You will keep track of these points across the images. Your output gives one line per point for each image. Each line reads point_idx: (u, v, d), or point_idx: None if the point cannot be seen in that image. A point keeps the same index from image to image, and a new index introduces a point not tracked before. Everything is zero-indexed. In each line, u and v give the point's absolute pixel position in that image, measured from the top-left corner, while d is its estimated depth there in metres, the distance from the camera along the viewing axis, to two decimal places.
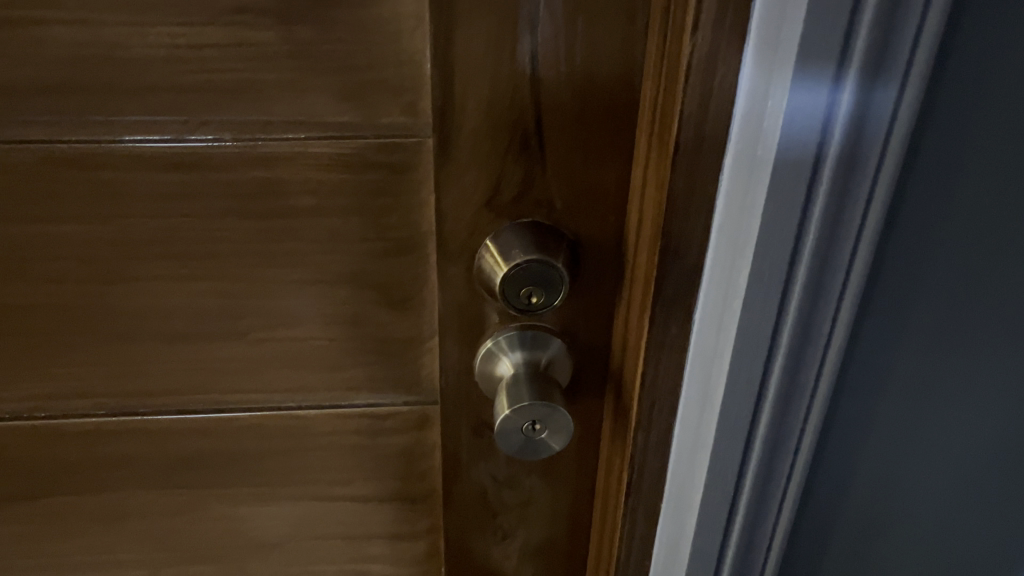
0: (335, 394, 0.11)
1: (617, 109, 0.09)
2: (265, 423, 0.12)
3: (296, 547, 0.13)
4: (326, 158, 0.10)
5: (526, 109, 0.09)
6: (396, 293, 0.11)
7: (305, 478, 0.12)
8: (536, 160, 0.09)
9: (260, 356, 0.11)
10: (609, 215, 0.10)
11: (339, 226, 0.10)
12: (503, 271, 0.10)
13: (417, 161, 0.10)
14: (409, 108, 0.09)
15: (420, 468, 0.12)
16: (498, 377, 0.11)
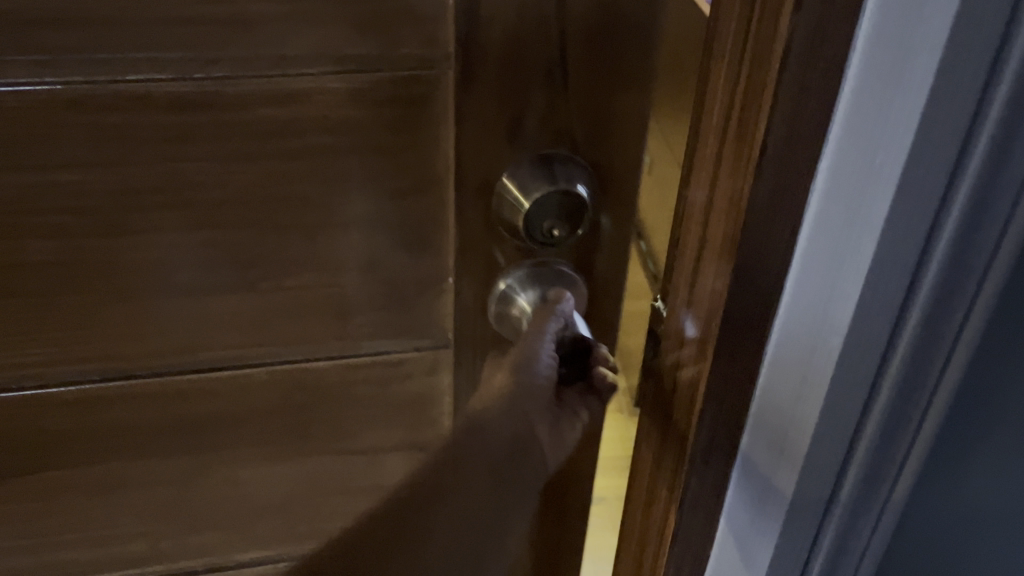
0: (350, 345, 0.11)
1: (647, 36, 0.09)
2: (273, 380, 0.12)
3: (299, 508, 0.13)
4: (341, 93, 0.09)
5: (554, 41, 0.09)
6: (415, 237, 0.10)
7: (315, 439, 0.12)
8: (558, 90, 0.09)
9: (276, 308, 0.11)
10: (635, 145, 0.10)
11: (352, 166, 0.10)
12: (532, 204, 0.10)
13: (436, 95, 0.09)
14: (431, 39, 0.09)
15: (428, 418, 0.12)
16: (512, 319, 0.11)
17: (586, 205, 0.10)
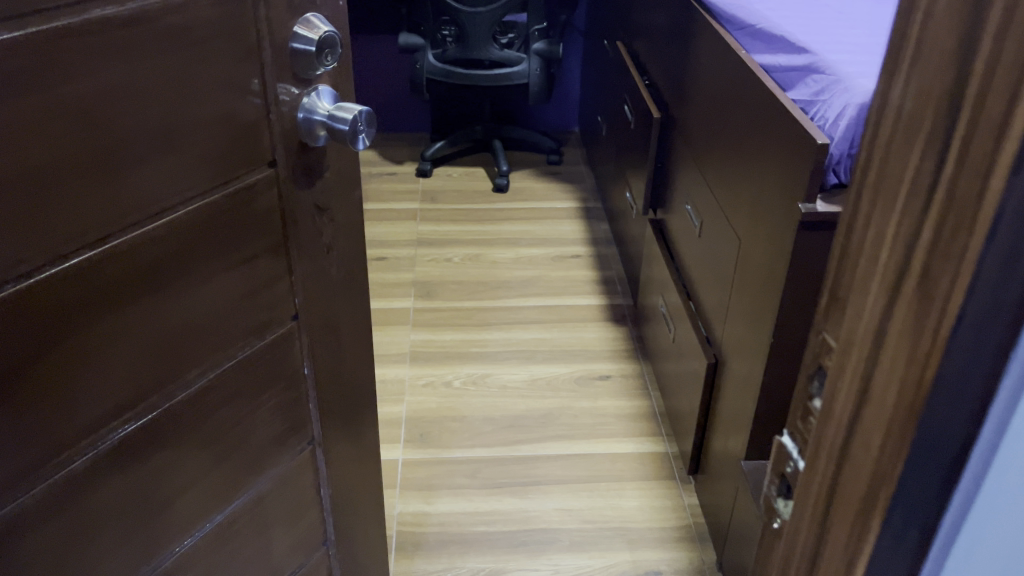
0: (206, 41, 0.58)
1: (270, 25, 0.63)
2: (184, 43, 0.57)
3: (195, 102, 0.59)
4: (206, 14, 0.58)
5: (263, 36, 0.63)
6: (224, 49, 0.60)
7: (198, 69, 0.58)
8: (266, 67, 0.64)
9: (197, 42, 0.58)
10: (282, 70, 0.65)
11: (204, 19, 0.58)
12: (313, 49, 0.66)
13: (239, 25, 0.60)
14: (234, 17, 0.60)
15: (227, 82, 0.61)
16: (308, 65, 0.67)
17: (315, 43, 0.66)
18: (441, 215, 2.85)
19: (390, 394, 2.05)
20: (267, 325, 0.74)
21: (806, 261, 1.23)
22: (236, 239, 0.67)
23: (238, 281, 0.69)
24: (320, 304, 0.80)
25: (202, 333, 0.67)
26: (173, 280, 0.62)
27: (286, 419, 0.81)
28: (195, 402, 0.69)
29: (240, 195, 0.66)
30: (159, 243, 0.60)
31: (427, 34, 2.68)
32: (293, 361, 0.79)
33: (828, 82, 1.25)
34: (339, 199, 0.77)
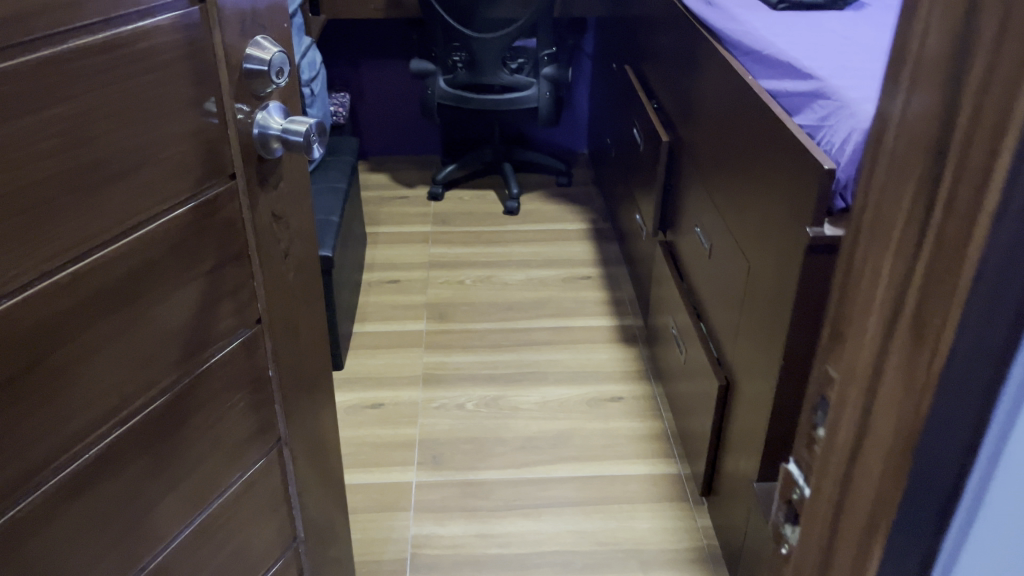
0: (170, 60, 0.63)
1: (229, 44, 0.67)
2: (150, 63, 0.61)
3: (162, 118, 0.63)
4: (171, 35, 0.62)
5: (224, 56, 0.67)
6: (187, 67, 0.64)
7: (163, 87, 0.62)
8: (227, 85, 0.68)
9: (162, 62, 0.62)
10: (240, 87, 0.70)
11: (169, 41, 0.62)
12: (265, 67, 0.70)
13: (201, 45, 0.65)
14: (196, 38, 0.64)
15: (191, 99, 0.65)
16: (261, 83, 0.71)
17: (267, 61, 0.70)
18: (452, 237, 2.88)
19: (404, 416, 2.07)
20: (236, 330, 0.77)
21: (814, 284, 1.25)
22: (204, 249, 0.71)
23: (208, 290, 0.72)
24: (283, 306, 0.84)
25: (176, 340, 0.70)
26: (150, 290, 0.66)
27: (261, 417, 0.84)
28: (175, 407, 0.72)
29: (205, 208, 0.70)
30: (135, 255, 0.64)
31: (438, 60, 2.72)
32: (262, 365, 0.83)
33: (833, 107, 1.27)
34: (293, 205, 0.82)
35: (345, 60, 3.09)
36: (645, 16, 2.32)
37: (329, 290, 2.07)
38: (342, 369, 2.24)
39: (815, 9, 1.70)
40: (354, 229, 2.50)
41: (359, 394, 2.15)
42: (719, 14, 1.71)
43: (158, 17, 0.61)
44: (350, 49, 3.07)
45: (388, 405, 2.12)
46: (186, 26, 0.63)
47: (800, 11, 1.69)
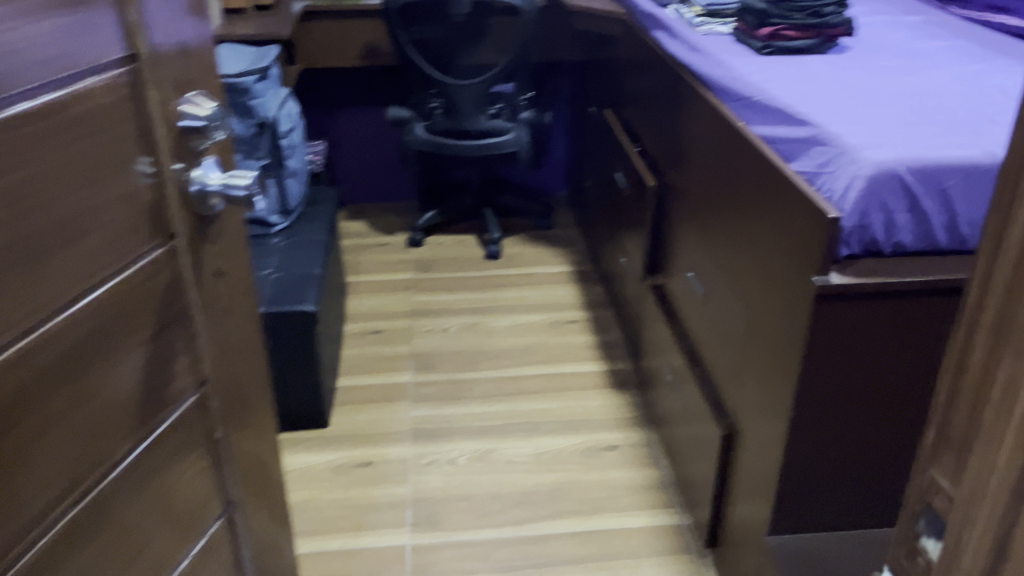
0: (116, 125, 0.69)
1: (165, 104, 0.75)
2: (98, 129, 0.67)
3: (109, 179, 0.69)
4: (115, 100, 0.69)
5: (162, 115, 0.74)
6: (129, 131, 0.71)
7: (110, 152, 0.69)
8: (163, 145, 0.75)
9: (109, 127, 0.68)
10: (176, 144, 0.77)
11: (113, 108, 0.69)
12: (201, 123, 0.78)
13: (141, 109, 0.72)
14: (136, 102, 0.71)
15: (133, 159, 0.71)
16: (197, 137, 0.79)
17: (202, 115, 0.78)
18: (434, 283, 2.82)
19: (395, 476, 1.98)
20: (181, 390, 0.84)
21: (822, 331, 1.21)
22: (150, 313, 0.77)
23: (155, 348, 0.79)
24: (225, 361, 0.92)
25: (129, 402, 0.76)
26: (106, 352, 0.72)
27: (206, 481, 0.91)
28: (136, 464, 0.78)
29: (147, 271, 0.76)
30: (93, 318, 0.70)
31: (415, 107, 2.68)
32: (203, 427, 0.89)
33: (832, 154, 1.25)
34: (231, 262, 0.91)
35: (321, 108, 3.06)
36: (625, 58, 2.28)
37: (312, 349, 1.94)
38: (327, 426, 2.12)
39: (801, 53, 1.68)
40: (336, 280, 2.41)
41: (348, 452, 2.04)
42: (705, 59, 1.71)
43: (103, 81, 0.67)
44: (324, 97, 3.03)
45: (377, 463, 2.01)
46: (127, 90, 0.70)
47: (786, 55, 1.67)
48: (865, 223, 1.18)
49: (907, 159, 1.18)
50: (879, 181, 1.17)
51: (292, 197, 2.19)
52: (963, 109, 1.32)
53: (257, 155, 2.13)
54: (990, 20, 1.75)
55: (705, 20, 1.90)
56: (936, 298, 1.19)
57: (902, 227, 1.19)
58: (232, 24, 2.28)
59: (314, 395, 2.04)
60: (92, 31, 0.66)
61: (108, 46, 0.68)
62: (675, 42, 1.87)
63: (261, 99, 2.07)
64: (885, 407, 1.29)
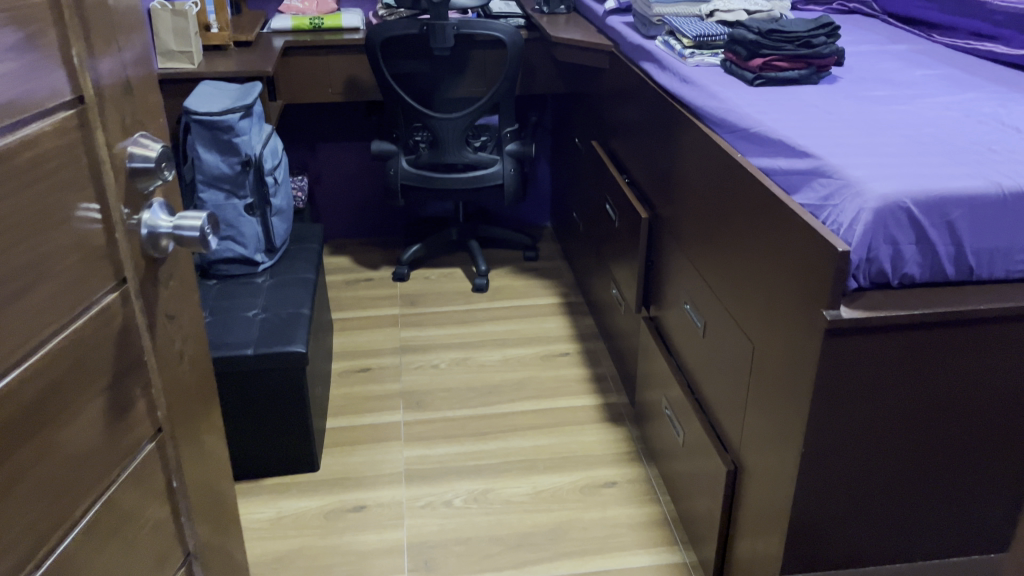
0: (61, 169, 0.65)
1: (115, 146, 0.71)
2: (43, 174, 0.63)
3: (55, 226, 0.65)
4: (61, 144, 0.65)
5: (112, 157, 0.70)
6: (76, 174, 0.66)
7: (55, 197, 0.65)
8: (114, 189, 0.71)
9: (54, 171, 0.64)
10: (127, 187, 0.72)
11: (59, 151, 0.65)
12: (151, 164, 0.73)
13: (90, 151, 0.68)
14: (85, 145, 0.67)
15: (80, 204, 0.67)
16: (146, 182, 0.74)
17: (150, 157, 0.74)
18: (422, 318, 2.75)
19: (389, 519, 1.88)
20: (139, 441, 0.78)
21: (832, 368, 1.13)
22: (103, 362, 0.72)
23: (111, 403, 0.74)
24: (181, 409, 0.85)
25: (87, 461, 0.71)
26: (58, 412, 0.67)
27: (167, 535, 0.84)
28: (95, 530, 0.72)
29: (100, 318, 0.71)
30: (43, 375, 0.65)
31: (399, 142, 2.58)
32: (161, 479, 0.83)
33: (837, 186, 1.19)
34: (181, 304, 0.85)
35: (303, 145, 3.02)
36: (613, 89, 2.26)
37: (302, 390, 1.87)
38: (318, 471, 2.02)
39: (791, 83, 1.68)
40: (322, 317, 2.33)
41: (338, 496, 1.94)
42: (698, 91, 1.68)
43: (49, 124, 0.63)
44: (306, 133, 2.99)
45: (370, 506, 1.92)
46: (76, 132, 0.66)
47: (778, 86, 1.67)
48: (872, 256, 1.12)
49: (912, 189, 1.12)
50: (884, 213, 1.11)
51: (277, 235, 2.13)
52: (962, 138, 1.31)
53: (240, 194, 2.01)
54: (977, 48, 1.75)
55: (696, 51, 1.86)
56: (958, 326, 1.11)
57: (908, 259, 1.13)
58: (212, 61, 2.23)
59: (303, 441, 1.95)
60: (38, 73, 0.62)
61: (56, 90, 0.64)
62: (666, 74, 1.85)
63: (246, 136, 1.96)
64: (914, 438, 1.20)
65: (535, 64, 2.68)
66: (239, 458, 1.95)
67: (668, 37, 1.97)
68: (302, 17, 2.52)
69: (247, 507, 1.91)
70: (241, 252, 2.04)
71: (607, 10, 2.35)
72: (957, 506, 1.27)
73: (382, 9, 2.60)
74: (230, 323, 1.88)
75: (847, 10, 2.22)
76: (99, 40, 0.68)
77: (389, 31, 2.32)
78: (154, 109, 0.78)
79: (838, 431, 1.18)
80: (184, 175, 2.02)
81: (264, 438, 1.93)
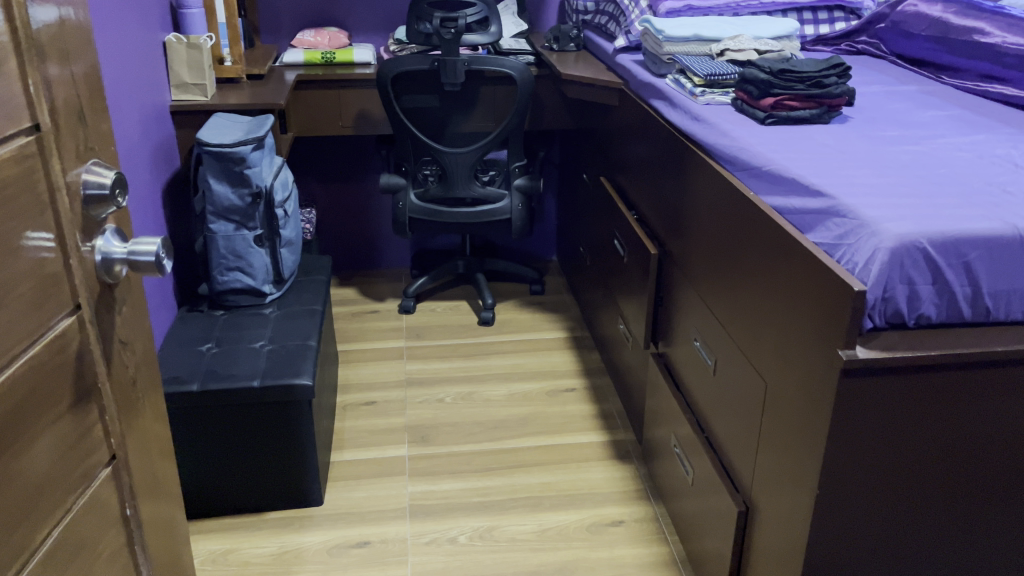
0: (23, 197, 0.70)
1: (69, 171, 0.76)
2: (8, 198, 0.68)
3: (17, 250, 0.70)
4: (23, 170, 0.70)
5: (66, 183, 0.76)
6: (35, 201, 0.72)
7: (16, 223, 0.70)
8: (68, 214, 0.76)
9: (16, 196, 0.70)
10: (80, 212, 0.78)
11: (22, 177, 0.70)
12: (107, 190, 0.80)
13: (48, 178, 0.74)
14: (43, 170, 0.73)
15: (37, 228, 0.73)
16: (101, 209, 0.80)
17: (103, 183, 0.80)
18: (428, 351, 2.73)
19: (393, 555, 1.84)
20: (94, 468, 0.83)
21: (848, 410, 1.11)
22: (59, 386, 0.77)
23: (67, 427, 0.78)
24: (136, 437, 0.92)
25: (46, 484, 0.76)
26: (18, 436, 0.72)
27: (124, 562, 0.90)
28: (55, 557, 0.77)
29: (56, 343, 0.76)
30: (6, 398, 0.70)
31: (409, 175, 2.58)
32: (116, 507, 0.88)
33: (851, 226, 1.18)
34: (134, 332, 0.91)
35: (313, 177, 3.03)
36: (621, 126, 2.27)
37: (310, 423, 1.85)
38: (323, 506, 1.99)
39: (803, 122, 1.68)
40: (327, 349, 2.31)
41: (342, 531, 1.91)
42: (709, 129, 1.69)
43: (14, 149, 0.69)
44: (315, 165, 3.01)
45: (375, 542, 1.88)
46: (35, 158, 0.72)
47: (790, 126, 1.67)
48: (889, 295, 1.11)
49: (927, 230, 1.12)
50: (900, 252, 1.10)
51: (285, 266, 2.12)
52: (975, 179, 1.31)
53: (250, 225, 2.01)
54: (986, 88, 1.76)
55: (706, 89, 1.87)
56: (977, 369, 1.10)
57: (925, 299, 1.12)
58: (224, 93, 2.25)
59: (305, 475, 1.93)
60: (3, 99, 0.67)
61: (17, 117, 0.69)
62: (676, 111, 1.86)
63: (258, 168, 1.96)
64: (945, 471, 1.17)
65: (544, 100, 2.70)
66: (241, 492, 1.92)
67: (679, 76, 1.98)
68: (315, 50, 2.55)
69: (249, 541, 1.87)
70: (249, 283, 2.04)
71: (617, 47, 2.37)
72: (995, 539, 1.23)
73: (393, 44, 2.63)
74: (236, 355, 1.87)
75: (855, 50, 2.24)
76: (57, 80, 0.75)
77: (401, 66, 2.34)
78: (106, 137, 0.85)
79: (859, 468, 1.16)
80: (196, 206, 2.03)
81: (265, 472, 1.91)
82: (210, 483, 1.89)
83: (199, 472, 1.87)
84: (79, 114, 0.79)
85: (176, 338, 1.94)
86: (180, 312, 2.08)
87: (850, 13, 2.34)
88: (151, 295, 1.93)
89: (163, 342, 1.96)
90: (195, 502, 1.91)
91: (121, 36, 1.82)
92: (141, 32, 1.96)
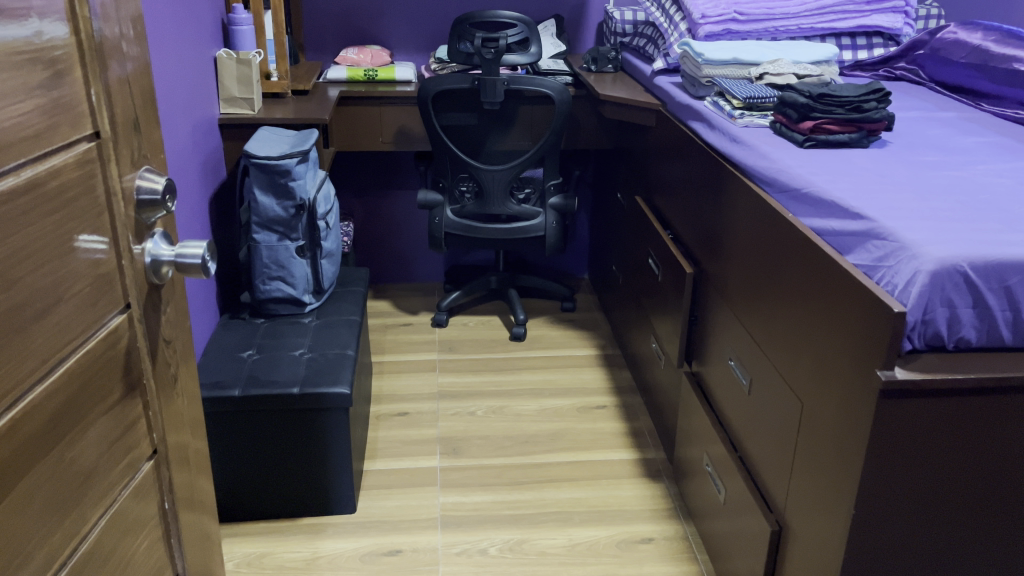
0: (85, 200, 0.75)
1: (125, 176, 0.81)
2: (71, 200, 0.74)
3: (78, 250, 0.75)
4: (86, 175, 0.76)
5: (123, 187, 0.81)
6: (95, 204, 0.77)
7: (79, 223, 0.75)
8: (124, 217, 0.81)
9: (80, 199, 0.75)
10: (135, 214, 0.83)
11: (84, 182, 0.75)
12: (161, 195, 0.85)
13: (107, 182, 0.79)
14: (105, 175, 0.78)
15: (97, 230, 0.78)
16: (154, 212, 0.85)
17: (159, 187, 0.85)
18: (460, 365, 2.76)
19: (424, 564, 1.86)
20: (138, 460, 0.88)
21: (887, 432, 1.12)
22: (108, 380, 0.81)
23: (113, 420, 0.83)
24: (177, 433, 0.96)
25: (92, 474, 0.80)
26: (70, 427, 0.76)
27: (160, 557, 0.94)
28: (99, 546, 0.81)
29: (107, 339, 0.81)
30: (62, 390, 0.74)
31: (446, 191, 2.62)
32: (154, 504, 0.92)
33: (891, 248, 1.19)
34: (176, 331, 0.95)
35: (350, 192, 3.09)
36: (658, 147, 2.30)
37: (345, 430, 1.89)
38: (355, 513, 2.02)
39: (840, 146, 1.70)
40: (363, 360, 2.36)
41: (374, 539, 1.93)
42: (748, 151, 1.71)
43: (78, 153, 0.74)
44: (354, 179, 3.07)
45: (406, 551, 1.91)
46: (96, 164, 0.77)
47: (827, 149, 1.68)
48: (928, 318, 1.12)
49: (968, 254, 1.13)
50: (941, 276, 1.11)
51: (324, 277, 2.17)
52: (1017, 207, 1.31)
53: (292, 236, 2.06)
54: None
55: (745, 112, 1.90)
56: (1016, 395, 1.11)
57: (965, 323, 1.13)
58: (270, 108, 2.32)
59: (337, 482, 1.96)
60: (66, 111, 0.73)
61: (80, 124, 0.75)
62: (714, 133, 1.88)
63: (302, 181, 2.02)
64: (977, 496, 1.17)
65: (581, 120, 2.73)
66: (273, 497, 1.96)
67: (717, 98, 2.00)
68: (357, 67, 2.62)
69: (283, 546, 1.91)
70: (290, 292, 2.09)
71: (656, 70, 2.40)
72: None
73: (435, 63, 2.69)
74: (277, 362, 1.92)
75: (893, 77, 2.25)
76: (117, 91, 0.80)
77: (441, 84, 2.39)
78: (156, 145, 0.90)
79: (892, 490, 1.16)
80: (241, 217, 2.09)
81: (298, 478, 1.94)
82: (245, 487, 1.93)
83: (232, 477, 1.91)
84: (135, 123, 0.84)
85: (217, 344, 1.99)
86: (222, 319, 2.14)
87: (887, 39, 2.36)
88: (195, 302, 1.99)
89: (205, 348, 2.01)
90: (230, 506, 1.95)
91: (175, 50, 1.89)
92: (194, 47, 2.03)
